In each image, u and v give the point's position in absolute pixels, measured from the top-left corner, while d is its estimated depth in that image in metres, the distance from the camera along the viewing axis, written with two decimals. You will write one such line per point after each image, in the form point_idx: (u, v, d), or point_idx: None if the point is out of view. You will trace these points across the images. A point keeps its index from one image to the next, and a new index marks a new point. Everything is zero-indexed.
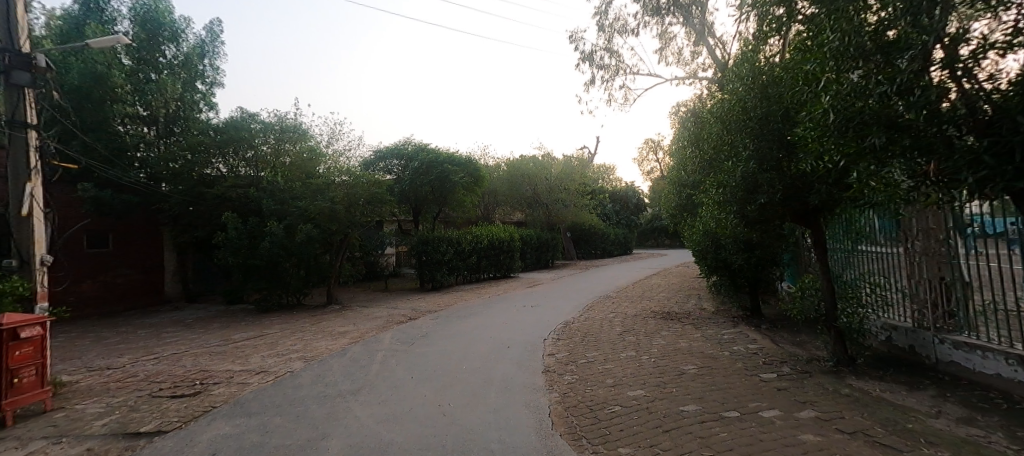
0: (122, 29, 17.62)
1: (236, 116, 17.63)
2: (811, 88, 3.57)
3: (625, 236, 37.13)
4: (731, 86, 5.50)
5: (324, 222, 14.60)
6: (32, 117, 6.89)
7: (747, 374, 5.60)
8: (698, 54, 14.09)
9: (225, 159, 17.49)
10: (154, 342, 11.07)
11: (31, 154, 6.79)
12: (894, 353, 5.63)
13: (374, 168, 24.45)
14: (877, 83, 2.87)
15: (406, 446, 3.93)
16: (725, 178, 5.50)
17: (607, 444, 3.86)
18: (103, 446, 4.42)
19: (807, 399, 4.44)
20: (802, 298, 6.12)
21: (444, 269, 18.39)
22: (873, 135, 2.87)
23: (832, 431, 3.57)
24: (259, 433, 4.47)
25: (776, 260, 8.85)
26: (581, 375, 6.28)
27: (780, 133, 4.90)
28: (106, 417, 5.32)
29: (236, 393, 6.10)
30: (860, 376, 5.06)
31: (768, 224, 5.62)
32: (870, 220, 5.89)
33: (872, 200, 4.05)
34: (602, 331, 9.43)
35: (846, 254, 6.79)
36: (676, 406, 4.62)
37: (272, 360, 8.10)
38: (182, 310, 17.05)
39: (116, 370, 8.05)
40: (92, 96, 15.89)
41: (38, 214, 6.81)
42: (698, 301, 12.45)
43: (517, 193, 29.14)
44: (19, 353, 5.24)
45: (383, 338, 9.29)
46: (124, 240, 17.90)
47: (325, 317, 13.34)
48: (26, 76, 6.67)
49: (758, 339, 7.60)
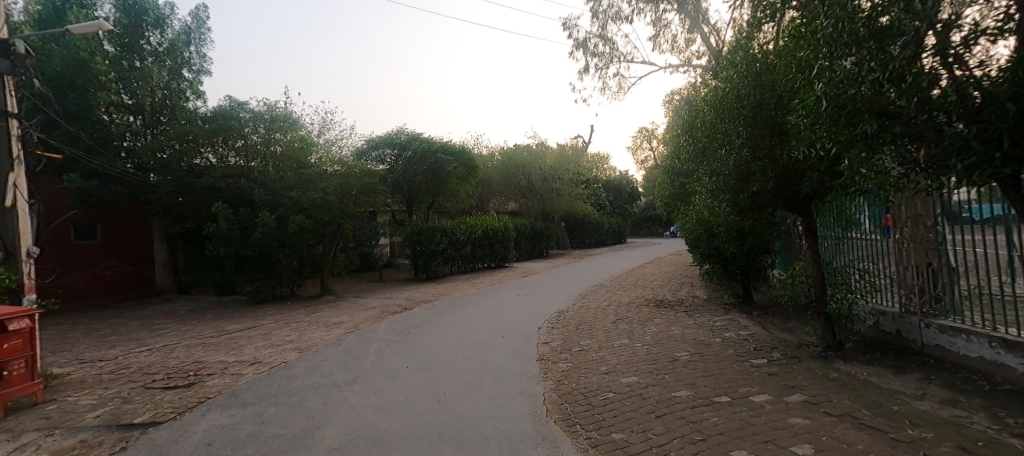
0: (103, 14, 17.10)
1: (225, 105, 17.31)
2: (805, 75, 3.60)
3: (619, 225, 37.34)
4: (724, 73, 5.53)
5: (317, 213, 14.47)
6: (13, 105, 6.72)
7: (738, 359, 5.70)
8: (692, 42, 14.04)
9: (214, 149, 17.22)
10: (146, 334, 11.00)
11: (13, 144, 6.63)
12: (881, 338, 5.73)
13: (366, 158, 24.13)
14: (870, 70, 2.87)
15: (401, 435, 3.95)
16: (719, 167, 5.52)
17: (601, 429, 3.92)
18: (97, 438, 4.41)
19: (796, 383, 4.53)
20: (792, 285, 6.23)
21: (438, 260, 18.39)
22: (865, 123, 2.88)
23: (820, 414, 3.65)
24: (255, 424, 4.48)
25: (768, 248, 8.92)
26: (575, 363, 6.32)
27: (774, 121, 4.89)
28: (99, 409, 5.29)
29: (230, 384, 6.08)
30: (848, 360, 5.16)
31: (760, 213, 5.61)
32: (860, 208, 5.94)
33: (862, 188, 4.07)
34: (596, 319, 9.46)
35: (836, 241, 6.86)
36: (668, 392, 4.69)
37: (266, 351, 8.09)
38: (174, 302, 16.93)
39: (109, 362, 8.01)
40: (75, 83, 15.60)
41: (23, 205, 6.69)
42: (691, 289, 12.53)
43: (511, 182, 29.18)
44: (7, 346, 5.16)
45: (377, 328, 9.31)
46: (113, 231, 17.67)
47: (319, 307, 13.34)
48: (5, 63, 6.47)
49: (749, 326, 7.72)
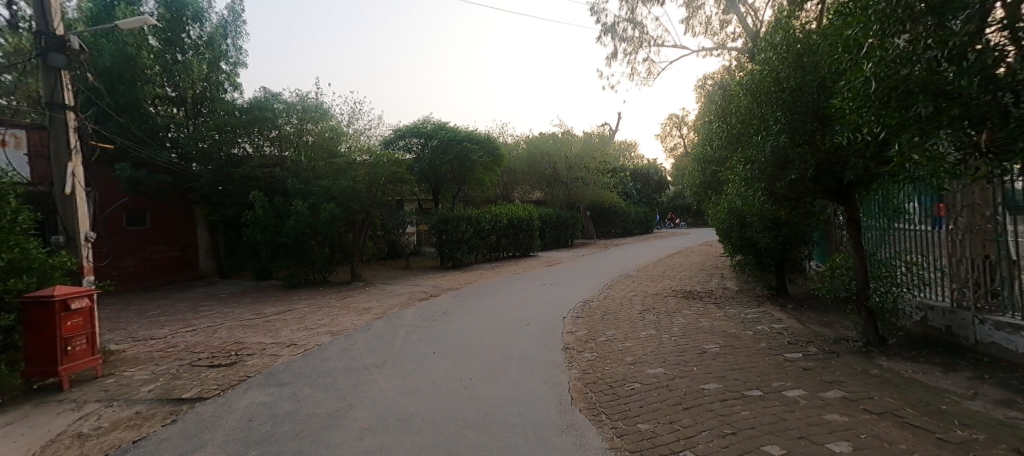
0: (148, 9, 17.76)
1: (260, 96, 17.84)
2: (852, 55, 3.41)
3: (645, 215, 36.76)
4: (763, 55, 5.31)
5: (347, 201, 14.84)
6: (70, 99, 7.12)
7: (771, 353, 5.55)
8: (727, 24, 13.52)
9: (250, 138, 17.83)
10: (191, 315, 11.63)
11: (70, 135, 7.02)
12: (929, 333, 5.47)
13: (394, 147, 24.37)
14: (926, 48, 2.71)
15: (430, 417, 4.06)
16: (754, 153, 5.32)
17: (626, 420, 3.90)
18: (150, 410, 4.71)
19: (834, 379, 4.38)
20: (832, 277, 6.02)
21: (464, 248, 18.58)
22: (919, 104, 2.70)
23: (859, 411, 3.52)
24: (292, 402, 4.69)
25: (805, 239, 8.57)
26: (601, 353, 6.30)
27: (815, 105, 4.66)
28: (151, 384, 5.64)
29: (269, 364, 6.37)
30: (891, 356, 4.94)
31: (797, 201, 5.40)
32: (908, 196, 5.60)
33: (912, 175, 3.85)
34: (622, 309, 9.39)
35: (880, 232, 6.50)
36: (697, 384, 4.63)
37: (301, 334, 8.40)
38: (215, 285, 17.79)
39: (159, 341, 8.50)
40: (124, 76, 16.46)
41: (80, 193, 7.11)
42: (721, 281, 12.25)
43: (536, 170, 29.03)
44: (70, 323, 5.56)
45: (405, 314, 9.51)
46: (160, 218, 18.63)
47: (350, 293, 13.73)
48: (62, 58, 6.89)
49: (783, 319, 7.49)
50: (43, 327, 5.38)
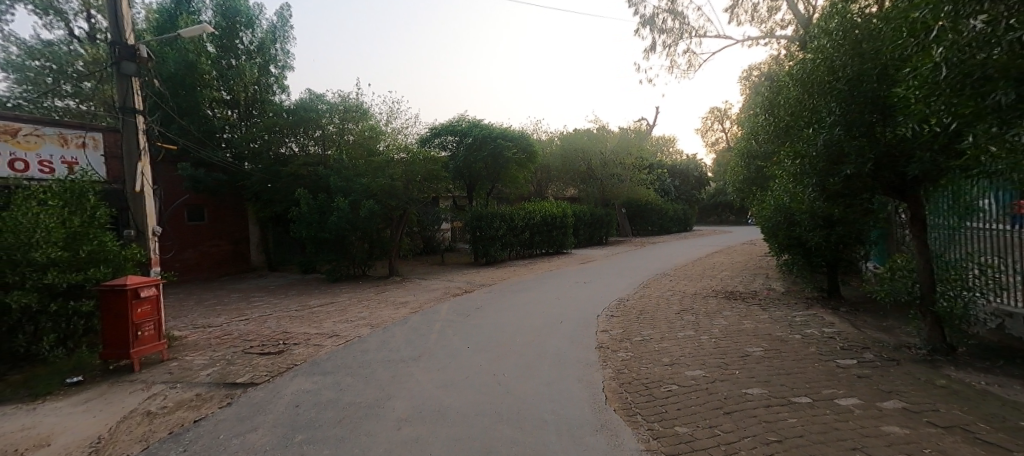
0: (206, 18, 18.89)
1: (305, 97, 18.60)
2: (918, 40, 3.16)
3: (684, 212, 35.65)
4: (816, 43, 5.03)
5: (385, 198, 15.26)
6: (139, 103, 7.66)
7: (821, 359, 5.27)
8: (776, 10, 12.85)
9: (296, 138, 18.63)
10: (242, 305, 12.30)
11: (140, 137, 7.57)
12: (1008, 343, 5.03)
13: (429, 145, 24.79)
14: (1008, 28, 2.46)
15: (464, 411, 4.12)
16: (804, 148, 5.03)
17: (663, 422, 3.81)
18: (208, 393, 5.04)
19: (892, 388, 4.11)
20: (891, 280, 5.64)
21: (498, 245, 18.67)
22: (1000, 91, 2.48)
23: (922, 424, 3.29)
24: (334, 390, 4.89)
25: (860, 238, 8.04)
26: (636, 353, 6.18)
27: (875, 95, 4.36)
28: (209, 369, 6.03)
29: (314, 353, 6.66)
30: (960, 366, 4.58)
31: (853, 198, 5.10)
32: (983, 193, 5.12)
33: (987, 170, 3.54)
34: (660, 309, 9.16)
35: (949, 231, 6.00)
36: (739, 388, 4.46)
37: (343, 325, 8.73)
38: (264, 278, 18.76)
39: (215, 328, 9.08)
40: (185, 81, 17.61)
41: (148, 190, 7.64)
42: (765, 281, 11.70)
43: (571, 167, 28.71)
44: (140, 310, 6.01)
45: (441, 309, 9.67)
46: (216, 213, 19.83)
47: (387, 287, 14.11)
48: (132, 66, 7.43)
49: (835, 323, 7.08)
50: (117, 313, 5.85)
